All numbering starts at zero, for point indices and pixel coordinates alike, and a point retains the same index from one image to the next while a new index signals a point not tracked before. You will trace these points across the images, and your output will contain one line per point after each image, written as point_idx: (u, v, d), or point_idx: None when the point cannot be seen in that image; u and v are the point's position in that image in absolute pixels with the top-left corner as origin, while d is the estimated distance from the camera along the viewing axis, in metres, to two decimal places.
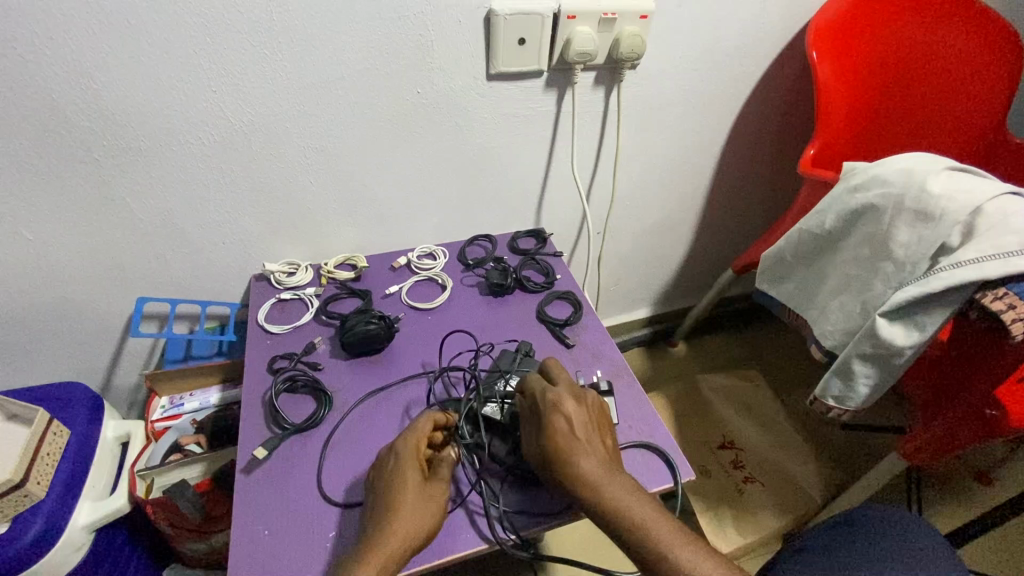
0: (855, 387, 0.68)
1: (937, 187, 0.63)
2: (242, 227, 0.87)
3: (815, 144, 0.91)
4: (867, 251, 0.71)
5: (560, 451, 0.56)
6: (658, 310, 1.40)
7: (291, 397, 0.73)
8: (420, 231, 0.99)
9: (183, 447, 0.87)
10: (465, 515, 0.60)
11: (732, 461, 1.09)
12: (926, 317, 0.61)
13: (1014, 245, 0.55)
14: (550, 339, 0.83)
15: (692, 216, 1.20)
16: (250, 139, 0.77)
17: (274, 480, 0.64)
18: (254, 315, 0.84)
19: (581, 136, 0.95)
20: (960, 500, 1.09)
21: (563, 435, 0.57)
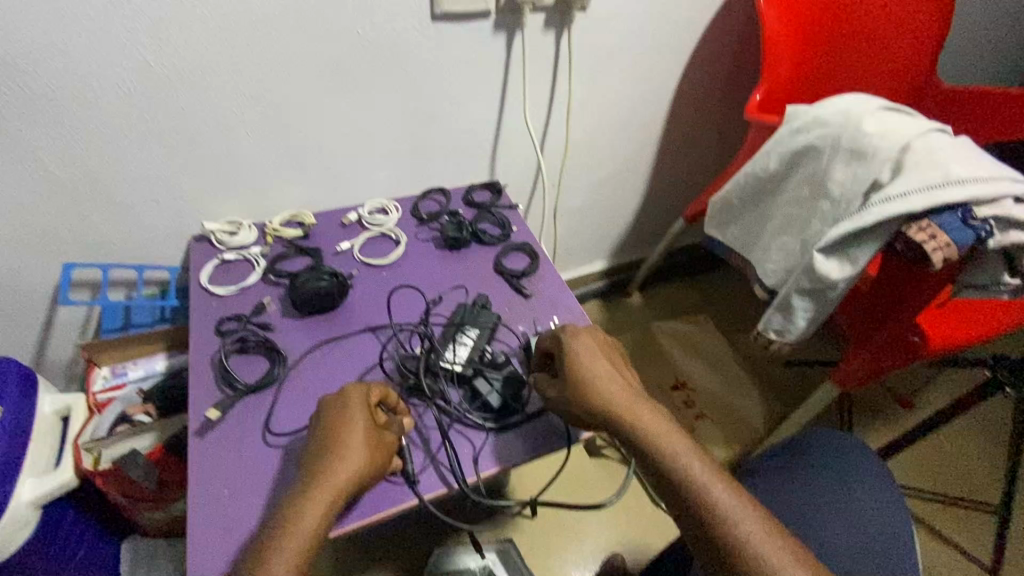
0: (794, 321, 0.73)
1: (870, 127, 0.67)
2: (177, 184, 0.81)
3: (761, 90, 0.94)
4: (806, 192, 0.74)
5: (584, 384, 0.58)
6: (614, 262, 1.42)
7: (242, 358, 0.71)
8: (370, 186, 0.96)
9: (131, 418, 0.84)
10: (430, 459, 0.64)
11: (684, 401, 1.15)
12: (858, 251, 0.64)
13: (936, 179, 0.59)
14: (507, 290, 0.84)
15: (645, 167, 1.21)
16: (176, 84, 0.71)
17: (229, 441, 0.63)
18: (197, 277, 0.80)
19: (532, 82, 0.93)
20: (886, 422, 1.20)
21: (585, 370, 0.59)
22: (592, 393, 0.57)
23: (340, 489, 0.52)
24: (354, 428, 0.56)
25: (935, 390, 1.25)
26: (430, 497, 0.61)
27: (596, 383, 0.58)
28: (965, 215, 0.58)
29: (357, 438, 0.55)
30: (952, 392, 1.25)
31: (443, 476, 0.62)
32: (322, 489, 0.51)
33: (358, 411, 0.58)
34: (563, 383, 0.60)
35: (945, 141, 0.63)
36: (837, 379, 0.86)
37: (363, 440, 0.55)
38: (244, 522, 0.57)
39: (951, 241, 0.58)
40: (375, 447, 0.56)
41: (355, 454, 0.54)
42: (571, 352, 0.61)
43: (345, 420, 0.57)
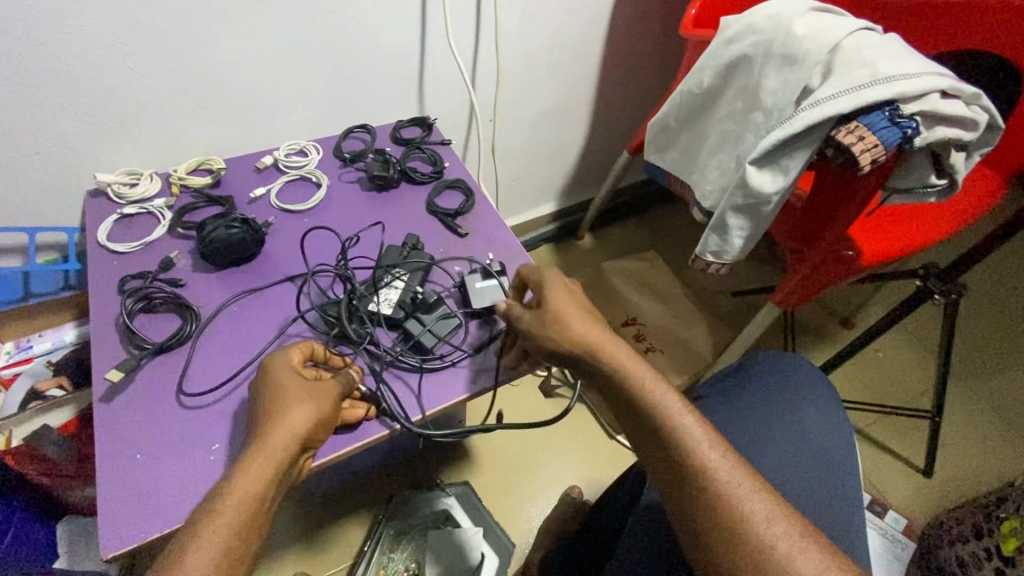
0: (730, 240, 0.71)
1: (802, 30, 0.64)
2: (57, 131, 0.72)
3: (696, 3, 0.88)
4: (741, 105, 0.71)
5: (568, 316, 0.56)
6: (562, 203, 1.39)
7: (149, 317, 0.65)
8: (286, 127, 0.88)
9: (43, 394, 0.77)
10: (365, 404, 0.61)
11: (635, 335, 1.16)
12: (789, 161, 0.63)
13: (865, 78, 0.57)
14: (440, 230, 0.79)
15: (587, 98, 1.16)
16: (29, 9, 0.61)
17: (140, 404, 0.58)
18: (93, 234, 0.73)
19: (455, 2, 0.86)
20: (829, 341, 1.24)
21: (565, 316, 0.56)
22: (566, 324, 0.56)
23: (282, 444, 0.48)
24: (287, 389, 0.52)
25: (874, 308, 1.30)
26: (368, 442, 0.59)
27: (580, 329, 0.55)
28: (892, 113, 0.56)
29: (291, 397, 0.51)
30: (888, 308, 1.30)
31: (379, 421, 0.60)
32: (261, 452, 0.47)
33: (284, 373, 0.54)
34: (535, 312, 0.57)
35: (874, 40, 0.60)
36: (778, 300, 0.85)
37: (300, 396, 0.52)
38: (163, 484, 0.54)
39: (879, 141, 0.56)
40: (318, 397, 0.52)
41: (292, 410, 0.50)
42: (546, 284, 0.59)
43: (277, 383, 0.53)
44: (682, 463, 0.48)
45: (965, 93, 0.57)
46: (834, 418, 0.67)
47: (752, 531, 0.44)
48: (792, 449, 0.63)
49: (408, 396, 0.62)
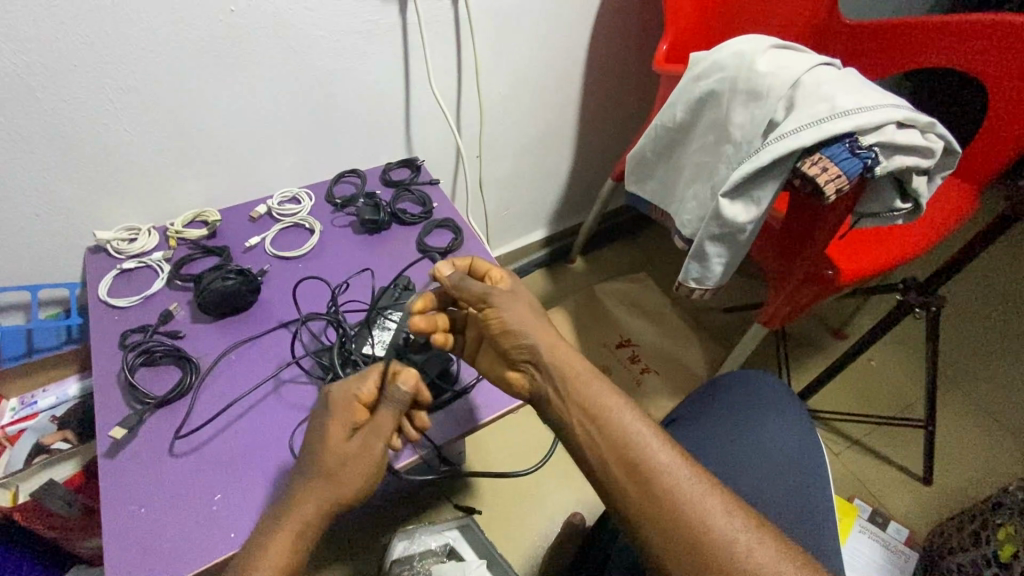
0: (711, 268, 0.74)
1: (764, 66, 0.67)
2: (57, 193, 0.75)
3: (667, 40, 0.92)
4: (712, 138, 0.74)
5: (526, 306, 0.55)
6: (552, 229, 1.41)
7: (150, 371, 0.67)
8: (279, 175, 0.91)
9: (48, 447, 0.79)
10: None
11: (630, 357, 1.17)
12: (760, 191, 0.65)
13: (824, 112, 0.60)
14: (431, 269, 0.82)
15: (569, 129, 1.20)
16: (30, 84, 0.65)
17: (143, 458, 0.60)
18: (94, 291, 0.75)
19: (436, 50, 0.89)
20: (821, 352, 1.26)
21: (514, 316, 0.53)
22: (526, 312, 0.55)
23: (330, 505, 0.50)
24: (343, 446, 0.51)
25: (863, 318, 1.32)
26: None
27: (535, 330, 0.53)
28: (852, 144, 0.59)
29: (346, 456, 0.51)
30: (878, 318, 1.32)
31: None
32: (305, 515, 0.49)
33: (341, 425, 0.52)
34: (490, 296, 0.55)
35: (832, 74, 0.64)
36: (765, 319, 0.87)
37: (355, 452, 0.51)
38: (167, 537, 0.55)
39: (841, 171, 0.59)
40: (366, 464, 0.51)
41: (346, 470, 0.50)
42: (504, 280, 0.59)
43: (327, 437, 0.51)
44: (633, 467, 0.45)
45: (919, 122, 0.60)
46: (800, 427, 0.68)
47: (705, 535, 0.42)
48: (762, 464, 0.65)
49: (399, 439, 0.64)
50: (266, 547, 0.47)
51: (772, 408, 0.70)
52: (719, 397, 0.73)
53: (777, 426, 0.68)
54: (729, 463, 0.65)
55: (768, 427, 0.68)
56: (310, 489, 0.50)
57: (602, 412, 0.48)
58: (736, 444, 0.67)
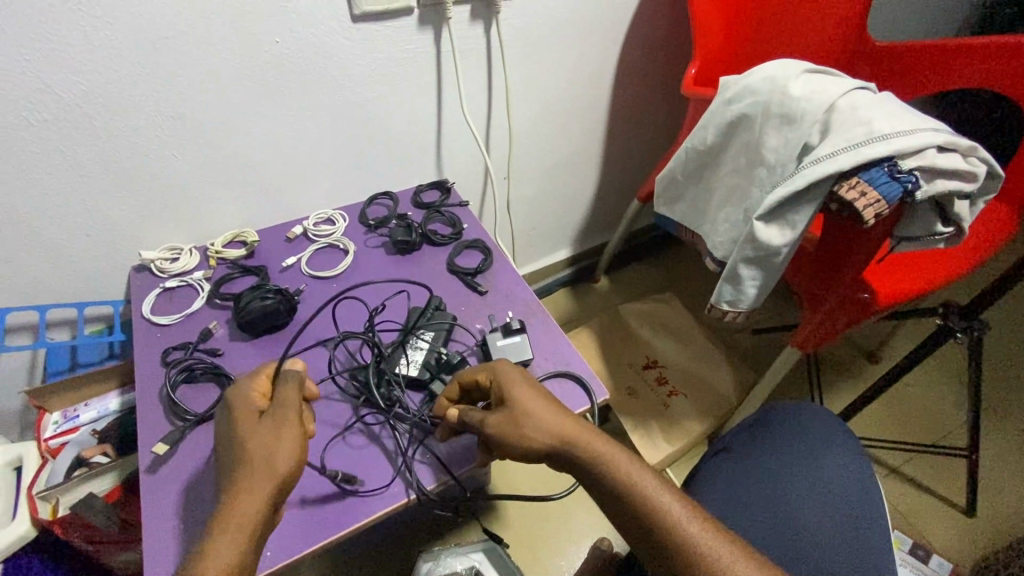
0: (744, 290, 0.73)
1: (797, 90, 0.67)
2: (107, 215, 0.78)
3: (695, 63, 0.94)
4: (744, 160, 0.74)
5: (528, 411, 0.56)
6: (577, 249, 1.42)
7: (190, 388, 0.69)
8: (314, 197, 0.94)
9: (87, 461, 0.81)
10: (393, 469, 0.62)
11: (657, 379, 1.16)
12: (795, 214, 0.65)
13: (861, 136, 0.60)
14: (461, 289, 0.83)
15: (595, 151, 1.21)
16: (88, 112, 0.68)
17: (182, 474, 0.61)
18: (138, 308, 0.78)
19: (468, 76, 0.92)
20: (854, 377, 1.23)
21: (526, 417, 0.55)
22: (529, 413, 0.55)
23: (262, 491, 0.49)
24: (253, 435, 0.52)
25: (898, 343, 1.29)
26: (396, 506, 0.60)
27: (540, 420, 0.55)
28: (891, 168, 0.59)
29: (257, 443, 0.52)
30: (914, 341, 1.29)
31: (404, 485, 0.61)
32: (237, 509, 0.48)
33: (246, 417, 0.54)
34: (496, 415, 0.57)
35: (868, 98, 0.63)
36: (797, 343, 0.86)
37: (267, 440, 0.52)
38: None
39: (880, 197, 0.58)
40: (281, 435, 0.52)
41: (266, 455, 0.51)
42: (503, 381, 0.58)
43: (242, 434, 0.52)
44: (672, 549, 0.48)
45: (961, 145, 0.59)
46: (859, 465, 0.67)
47: None
48: (820, 501, 0.64)
49: (430, 458, 0.63)
50: (207, 553, 0.45)
51: (828, 444, 0.69)
52: (769, 428, 0.72)
53: (835, 463, 0.67)
54: (783, 497, 0.64)
55: (825, 462, 0.67)
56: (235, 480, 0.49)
57: (631, 493, 0.51)
58: (793, 480, 0.66)
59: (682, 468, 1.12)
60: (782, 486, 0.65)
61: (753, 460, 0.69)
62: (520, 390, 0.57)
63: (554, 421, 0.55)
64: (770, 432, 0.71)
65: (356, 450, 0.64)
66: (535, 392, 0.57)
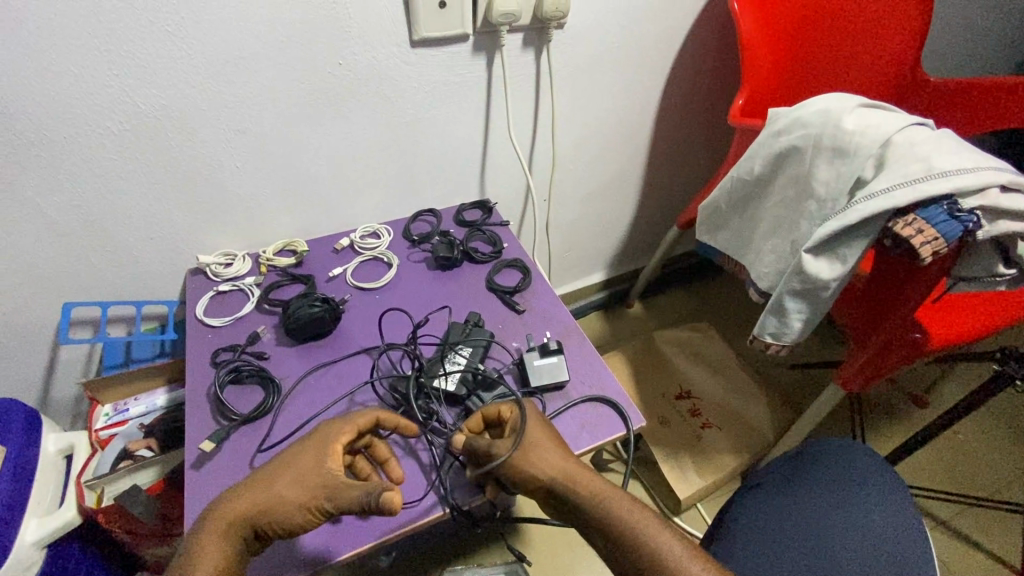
0: (789, 323, 0.72)
1: (851, 124, 0.66)
2: (170, 219, 0.83)
3: (743, 94, 0.93)
4: (793, 193, 0.73)
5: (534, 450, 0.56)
6: (612, 273, 1.42)
7: (236, 389, 0.71)
8: (362, 211, 0.97)
9: (132, 454, 0.84)
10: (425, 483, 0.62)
11: (690, 410, 1.14)
12: (846, 249, 0.64)
13: (918, 173, 0.59)
14: (500, 307, 0.83)
15: (636, 177, 1.22)
16: (164, 124, 0.73)
17: (225, 472, 0.63)
18: (192, 309, 0.81)
19: (516, 101, 0.94)
20: (899, 422, 1.18)
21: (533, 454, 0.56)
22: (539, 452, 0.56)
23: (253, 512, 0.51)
24: (284, 472, 0.54)
25: (947, 389, 1.24)
26: (429, 520, 0.60)
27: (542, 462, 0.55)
28: (951, 207, 0.57)
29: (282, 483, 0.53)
30: (964, 388, 1.24)
31: (437, 499, 0.61)
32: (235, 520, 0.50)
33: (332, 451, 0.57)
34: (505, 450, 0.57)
35: (926, 134, 0.62)
36: (841, 381, 0.84)
37: (291, 484, 0.53)
38: None
39: (938, 234, 0.57)
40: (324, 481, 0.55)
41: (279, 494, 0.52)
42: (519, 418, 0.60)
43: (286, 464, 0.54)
44: None
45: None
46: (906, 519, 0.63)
47: None
48: (866, 552, 0.60)
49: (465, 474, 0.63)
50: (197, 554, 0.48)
51: (873, 492, 0.65)
52: (815, 469, 0.69)
53: (882, 516, 0.63)
54: (826, 544, 0.61)
55: (876, 515, 0.63)
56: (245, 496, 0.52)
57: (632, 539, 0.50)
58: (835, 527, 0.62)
59: (714, 505, 1.08)
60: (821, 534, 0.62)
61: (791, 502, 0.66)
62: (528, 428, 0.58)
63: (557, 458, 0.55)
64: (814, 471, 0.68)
65: (393, 460, 0.64)
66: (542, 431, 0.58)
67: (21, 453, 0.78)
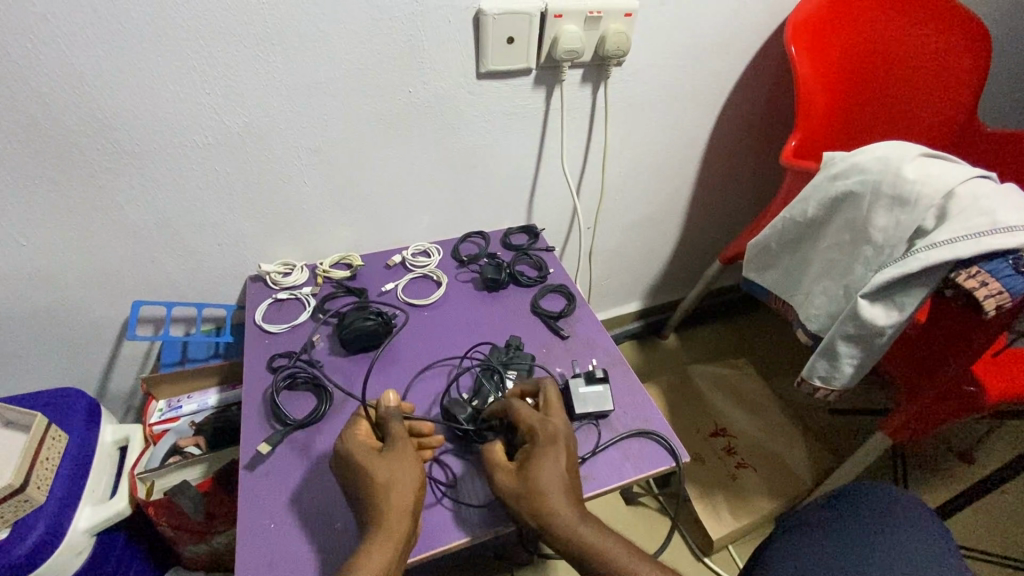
0: (840, 367, 0.72)
1: (912, 173, 0.66)
2: (238, 228, 0.88)
3: (796, 136, 0.93)
4: (848, 237, 0.74)
5: (538, 484, 0.54)
6: (648, 303, 1.42)
7: (291, 394, 0.73)
8: (414, 229, 1.01)
9: (182, 450, 0.87)
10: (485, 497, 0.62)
11: (725, 448, 1.12)
12: (904, 297, 0.64)
13: (984, 225, 0.58)
14: (545, 331, 0.85)
15: (679, 211, 1.23)
16: (244, 140, 0.78)
17: (278, 473, 0.64)
18: (251, 314, 0.85)
19: (570, 132, 0.97)
20: (944, 477, 1.14)
21: (545, 472, 0.55)
22: (543, 478, 0.55)
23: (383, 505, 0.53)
24: (378, 465, 0.56)
25: (996, 446, 1.20)
26: (487, 534, 0.59)
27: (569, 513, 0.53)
28: (1016, 261, 0.57)
29: (387, 469, 0.55)
30: (1014, 447, 1.20)
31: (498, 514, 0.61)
32: (387, 526, 0.52)
33: (365, 449, 0.58)
34: (520, 481, 0.56)
35: (991, 186, 0.62)
36: (890, 430, 0.83)
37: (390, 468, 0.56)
38: (292, 554, 0.58)
39: (1003, 288, 0.57)
40: (399, 462, 0.57)
41: (395, 479, 0.55)
42: (535, 445, 0.57)
43: (363, 458, 0.57)
44: None
45: None
46: (955, 569, 0.61)
47: None
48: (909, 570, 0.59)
49: None
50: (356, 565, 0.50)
51: (917, 528, 0.65)
52: (851, 503, 0.68)
53: (927, 552, 0.62)
54: (869, 557, 0.61)
55: (915, 540, 0.63)
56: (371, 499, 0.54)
57: None
58: (882, 555, 0.61)
59: (746, 547, 1.05)
60: (861, 549, 0.62)
61: (828, 525, 0.65)
62: (550, 462, 0.55)
63: (557, 493, 0.54)
64: (852, 504, 0.68)
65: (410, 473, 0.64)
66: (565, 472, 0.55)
67: (81, 443, 0.82)
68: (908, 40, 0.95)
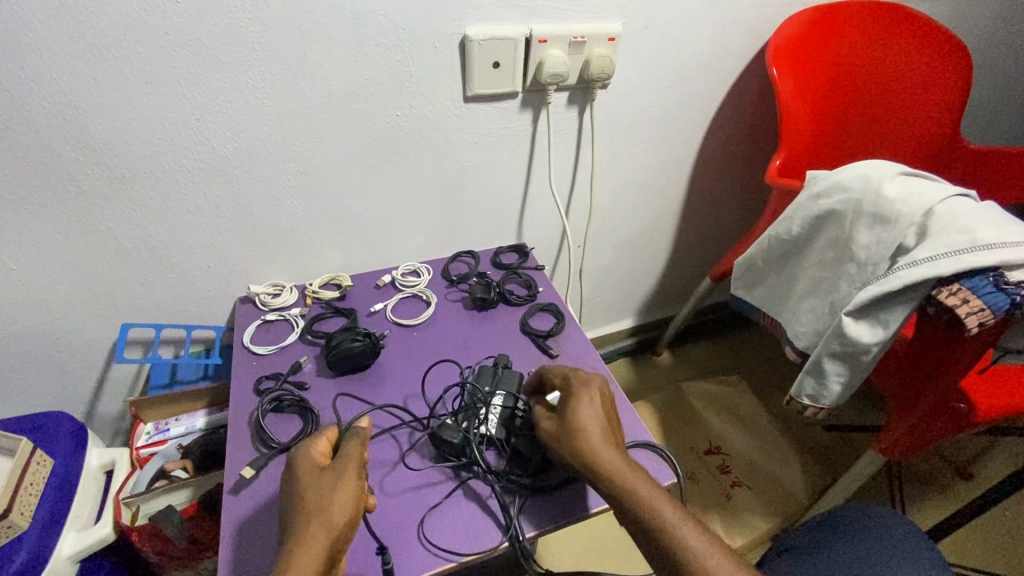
0: (828, 385, 0.73)
1: (892, 191, 0.67)
2: (228, 251, 0.88)
3: (780, 155, 0.94)
4: (832, 254, 0.74)
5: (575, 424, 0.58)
6: (641, 320, 1.42)
7: (278, 417, 0.73)
8: (404, 249, 1.01)
9: (168, 473, 0.85)
10: (480, 514, 0.63)
11: (719, 466, 1.11)
12: (888, 314, 0.64)
13: (964, 243, 0.59)
14: (534, 350, 0.84)
15: (670, 229, 1.24)
16: (232, 164, 0.79)
17: (261, 497, 0.64)
18: (240, 336, 0.85)
19: (558, 153, 0.99)
20: (941, 493, 1.14)
21: (582, 410, 0.59)
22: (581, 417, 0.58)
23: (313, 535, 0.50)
24: (315, 491, 0.53)
25: (992, 463, 1.19)
26: (482, 552, 0.60)
27: (601, 450, 0.55)
28: (997, 278, 0.57)
29: (317, 491, 0.53)
30: (1010, 463, 1.19)
31: (492, 532, 0.61)
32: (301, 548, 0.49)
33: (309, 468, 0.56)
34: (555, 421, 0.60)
35: (971, 205, 0.62)
36: (881, 447, 0.83)
37: (326, 490, 0.53)
38: None
39: (985, 305, 0.57)
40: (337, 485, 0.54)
41: (327, 503, 0.52)
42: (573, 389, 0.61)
43: (304, 480, 0.55)
44: None
45: None
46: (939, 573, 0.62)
47: None
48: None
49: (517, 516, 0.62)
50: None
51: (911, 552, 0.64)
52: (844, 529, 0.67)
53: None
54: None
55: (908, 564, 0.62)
56: (302, 526, 0.51)
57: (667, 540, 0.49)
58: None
59: None
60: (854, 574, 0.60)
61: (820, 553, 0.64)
62: (581, 411, 0.59)
63: (590, 428, 0.57)
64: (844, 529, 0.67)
65: (397, 493, 0.64)
66: (596, 419, 0.58)
67: (65, 469, 0.81)
68: (889, 61, 0.97)
